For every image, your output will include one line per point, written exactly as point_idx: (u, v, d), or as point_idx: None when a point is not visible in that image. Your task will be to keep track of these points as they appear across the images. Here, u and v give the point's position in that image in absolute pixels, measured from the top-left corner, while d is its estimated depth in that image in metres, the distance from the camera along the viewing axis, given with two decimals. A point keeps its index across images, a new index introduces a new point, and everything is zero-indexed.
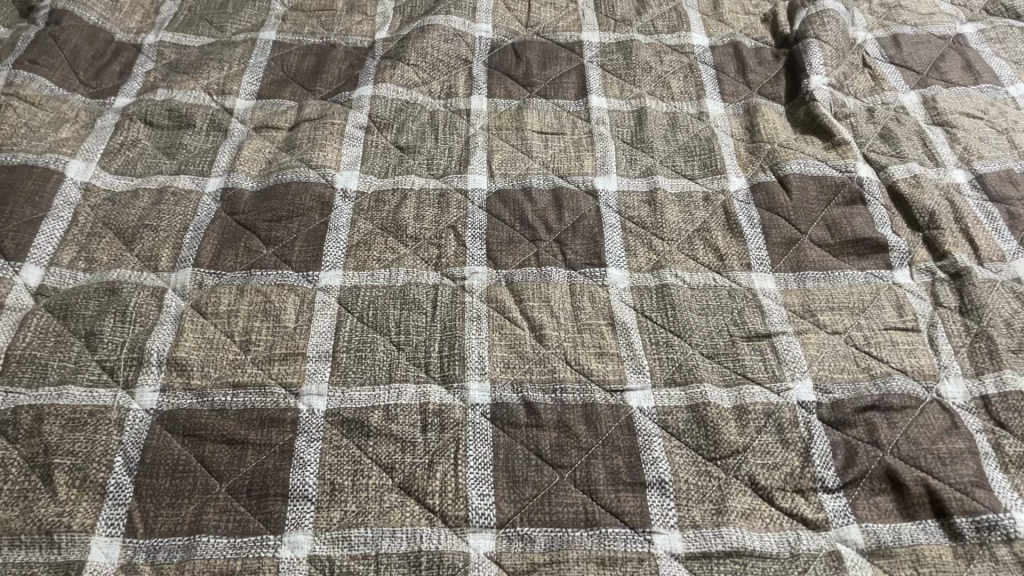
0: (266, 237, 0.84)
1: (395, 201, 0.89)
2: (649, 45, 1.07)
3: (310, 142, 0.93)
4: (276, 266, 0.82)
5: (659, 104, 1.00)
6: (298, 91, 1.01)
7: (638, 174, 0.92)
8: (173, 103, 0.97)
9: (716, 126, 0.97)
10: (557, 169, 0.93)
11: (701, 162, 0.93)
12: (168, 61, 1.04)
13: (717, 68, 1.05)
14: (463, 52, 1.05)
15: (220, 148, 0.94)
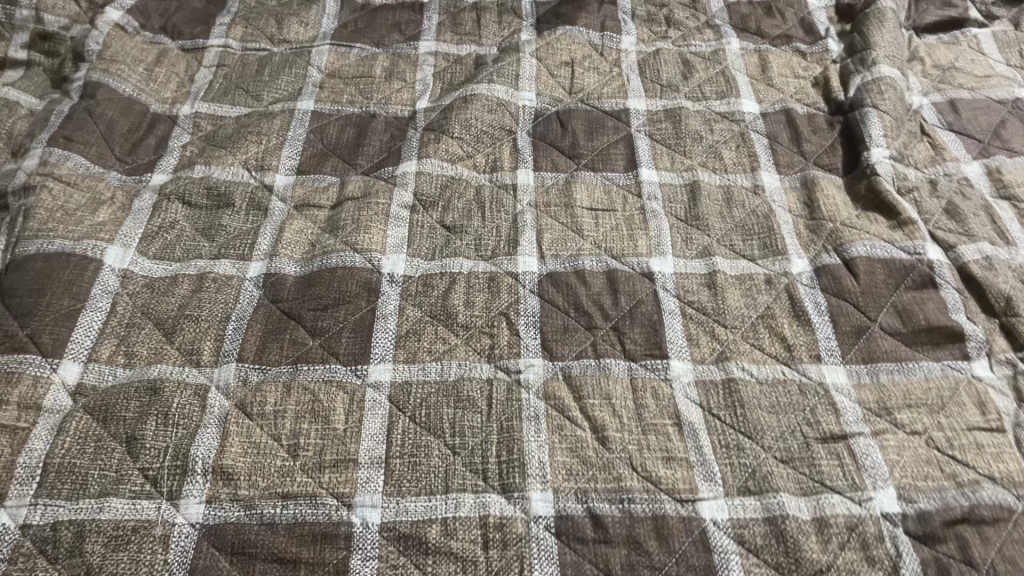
0: (312, 328, 0.81)
1: (444, 286, 0.85)
2: (698, 112, 1.04)
3: (354, 223, 0.90)
4: (323, 360, 0.78)
5: (712, 176, 0.97)
6: (338, 165, 0.98)
7: (695, 254, 0.89)
8: (211, 181, 0.93)
9: (772, 201, 0.94)
10: (609, 249, 0.89)
11: (761, 241, 0.89)
12: (204, 133, 1.01)
13: (770, 137, 1.01)
14: (507, 122, 1.02)
15: (261, 229, 0.91)
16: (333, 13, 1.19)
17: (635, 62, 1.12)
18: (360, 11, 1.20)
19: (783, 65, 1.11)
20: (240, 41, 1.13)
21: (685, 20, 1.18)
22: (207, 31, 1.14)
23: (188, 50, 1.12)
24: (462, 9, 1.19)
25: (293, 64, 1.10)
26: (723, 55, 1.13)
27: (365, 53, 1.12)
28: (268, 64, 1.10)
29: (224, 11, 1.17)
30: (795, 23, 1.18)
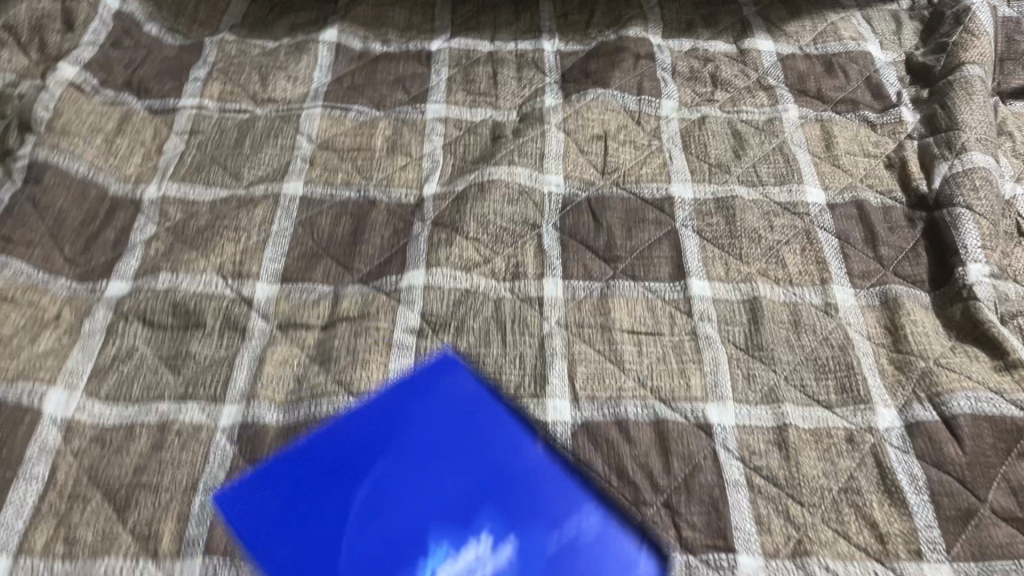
0: (318, 498, 0.67)
1: (474, 444, 0.71)
2: (754, 202, 0.89)
3: (349, 354, 0.74)
4: (335, 551, 0.64)
5: (775, 290, 0.82)
6: (331, 269, 0.82)
7: (760, 398, 0.74)
8: (179, 295, 0.78)
9: (847, 324, 0.79)
10: (657, 390, 0.74)
11: (838, 383, 0.74)
12: (172, 224, 0.85)
13: (840, 237, 0.86)
14: (530, 215, 0.86)
15: (237, 358, 0.75)
16: (326, 64, 1.02)
17: (677, 133, 0.96)
18: (357, 61, 1.03)
19: (850, 139, 0.95)
20: (217, 101, 0.97)
21: (733, 78, 1.02)
22: (178, 87, 0.97)
23: (156, 111, 0.95)
24: (476, 61, 1.03)
25: (278, 131, 0.94)
26: (779, 126, 0.97)
27: (363, 117, 0.96)
28: (250, 132, 0.94)
29: (199, 62, 1.01)
30: (861, 83, 1.02)
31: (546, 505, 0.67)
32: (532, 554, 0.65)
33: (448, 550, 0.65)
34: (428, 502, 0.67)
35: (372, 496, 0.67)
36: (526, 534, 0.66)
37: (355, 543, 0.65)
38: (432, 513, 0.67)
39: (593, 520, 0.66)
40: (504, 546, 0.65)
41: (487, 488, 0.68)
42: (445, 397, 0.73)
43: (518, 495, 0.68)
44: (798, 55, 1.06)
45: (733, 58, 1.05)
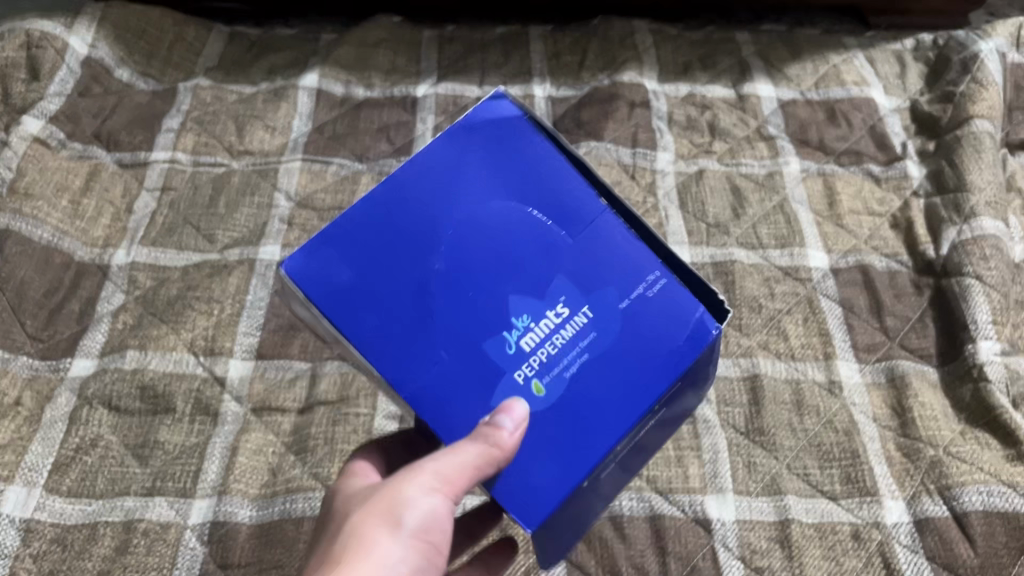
0: (396, 195, 0.51)
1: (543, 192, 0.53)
2: (754, 267, 0.85)
3: (327, 443, 0.70)
4: (418, 299, 0.50)
5: (776, 366, 0.78)
6: (310, 343, 0.78)
7: (762, 490, 0.70)
8: (147, 376, 0.74)
9: (852, 404, 0.75)
10: (653, 480, 0.70)
11: (843, 473, 0.71)
12: (141, 292, 0.80)
13: (844, 306, 0.82)
14: None
15: (208, 447, 0.71)
16: (306, 111, 0.98)
17: (673, 189, 0.92)
18: (339, 108, 0.99)
19: (853, 195, 0.91)
20: (190, 153, 0.92)
21: (732, 127, 0.98)
22: (149, 139, 0.93)
23: (127, 166, 0.91)
24: (463, 108, 0.99)
25: (254, 188, 0.89)
26: (779, 181, 0.93)
27: (344, 172, 0.92)
28: (225, 188, 0.89)
29: (173, 111, 0.96)
30: (864, 132, 0.98)
31: (621, 268, 0.52)
32: (614, 319, 0.51)
33: (524, 297, 0.50)
34: (503, 233, 0.51)
35: (422, 196, 0.51)
36: (583, 236, 0.52)
37: (423, 267, 0.50)
38: (507, 264, 0.51)
39: (662, 276, 0.52)
40: (583, 312, 0.51)
41: (561, 201, 0.52)
42: (509, 127, 0.54)
43: (579, 234, 0.52)
44: (799, 101, 1.01)
45: (731, 104, 1.01)
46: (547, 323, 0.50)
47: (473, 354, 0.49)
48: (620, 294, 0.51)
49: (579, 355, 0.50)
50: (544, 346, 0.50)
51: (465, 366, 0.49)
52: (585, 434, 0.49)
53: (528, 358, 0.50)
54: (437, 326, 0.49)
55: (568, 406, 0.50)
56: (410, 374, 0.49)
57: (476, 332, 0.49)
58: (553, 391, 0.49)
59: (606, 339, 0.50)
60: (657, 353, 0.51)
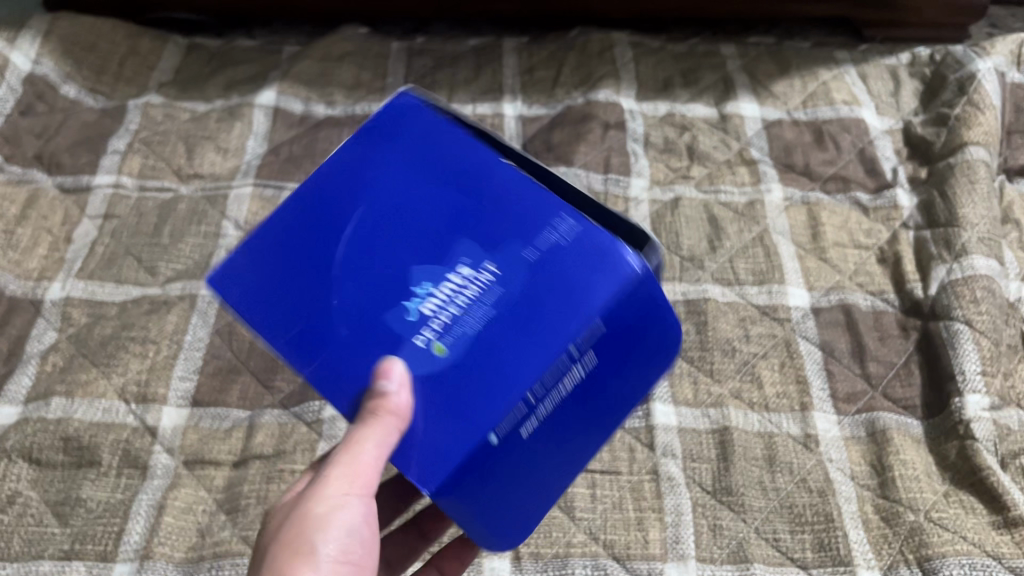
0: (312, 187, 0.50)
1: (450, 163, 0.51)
2: (729, 306, 0.79)
3: (260, 503, 0.66)
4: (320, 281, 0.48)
5: (749, 417, 0.72)
6: (250, 389, 0.73)
7: (728, 556, 0.65)
8: (72, 427, 0.69)
9: (829, 460, 0.70)
10: (610, 545, 0.65)
11: (815, 539, 0.65)
12: (74, 330, 0.76)
13: (825, 349, 0.77)
14: None
15: (134, 505, 0.66)
16: (262, 131, 0.93)
17: (646, 219, 0.86)
18: (297, 127, 0.93)
19: (839, 226, 0.86)
20: (137, 178, 0.87)
21: (712, 150, 0.93)
22: (94, 162, 0.88)
23: (68, 191, 0.86)
24: None
25: (201, 216, 0.84)
26: (761, 210, 0.87)
27: None
28: (170, 215, 0.84)
29: (121, 130, 0.91)
30: (853, 155, 0.92)
31: (525, 215, 0.48)
32: (523, 268, 0.47)
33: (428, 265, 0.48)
34: (410, 211, 0.49)
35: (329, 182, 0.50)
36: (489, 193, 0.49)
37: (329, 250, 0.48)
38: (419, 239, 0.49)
39: (571, 217, 0.48)
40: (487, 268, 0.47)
41: (464, 164, 0.50)
42: (417, 120, 0.52)
43: (483, 199, 0.49)
44: (785, 121, 0.96)
45: (712, 124, 0.96)
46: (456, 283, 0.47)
47: (374, 324, 0.47)
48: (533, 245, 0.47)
49: (483, 310, 0.46)
50: (449, 307, 0.46)
51: (364, 343, 0.46)
52: (487, 391, 0.45)
53: (428, 322, 0.46)
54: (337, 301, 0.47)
55: (474, 366, 0.46)
56: (308, 356, 0.46)
57: (376, 305, 0.47)
58: (457, 351, 0.46)
59: (512, 291, 0.47)
60: (569, 292, 0.46)
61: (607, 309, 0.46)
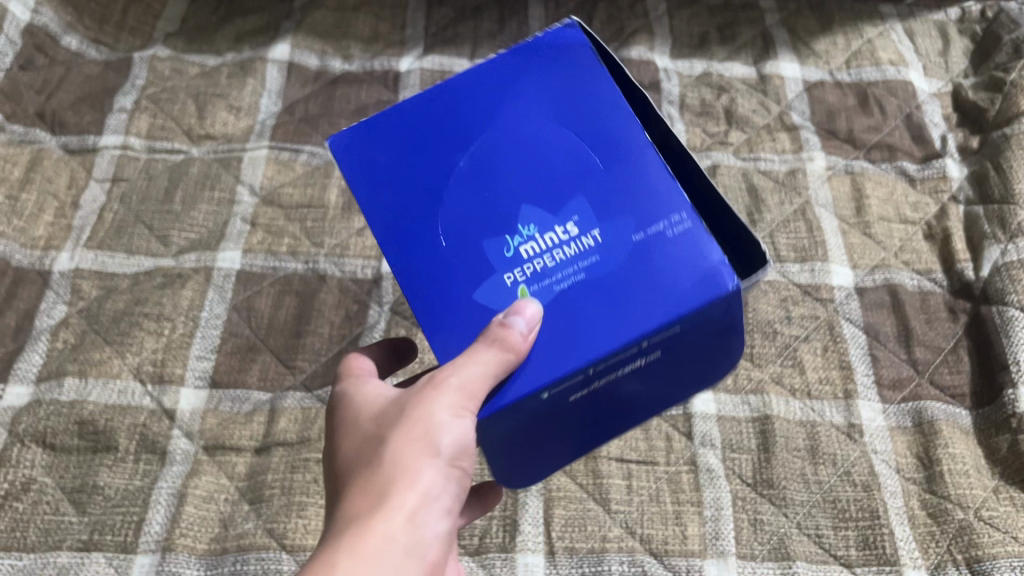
0: (449, 128, 0.44)
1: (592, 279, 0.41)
2: (770, 285, 0.76)
3: (285, 494, 0.63)
4: (470, 246, 0.42)
5: (789, 404, 0.70)
6: (270, 369, 0.70)
7: (769, 553, 0.63)
8: (86, 410, 0.66)
9: (873, 452, 0.67)
10: (647, 540, 0.63)
11: (860, 536, 0.63)
12: (85, 305, 0.72)
13: (869, 333, 0.73)
14: None
15: (153, 495, 0.64)
16: (276, 88, 0.88)
17: None
18: (312, 84, 0.89)
19: (884, 199, 0.82)
20: (145, 138, 0.83)
21: (751, 114, 0.88)
22: (99, 120, 0.83)
23: (73, 151, 0.81)
24: None
25: (215, 180, 0.80)
26: (802, 180, 0.83)
27: (316, 160, 0.83)
28: (182, 180, 0.80)
29: (127, 85, 0.86)
30: (899, 121, 0.87)
31: (658, 201, 0.43)
32: (628, 249, 0.42)
33: (542, 207, 0.43)
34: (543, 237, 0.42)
35: (500, 172, 0.44)
36: (607, 247, 0.42)
37: (473, 241, 0.42)
38: (533, 172, 0.44)
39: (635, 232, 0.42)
40: (592, 232, 0.42)
41: (592, 276, 0.41)
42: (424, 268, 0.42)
43: (619, 165, 0.44)
44: (828, 83, 0.91)
45: (751, 85, 0.91)
46: (557, 247, 0.42)
47: (472, 246, 0.42)
48: (672, 240, 0.42)
49: (576, 275, 0.42)
50: (547, 256, 0.42)
51: (464, 251, 0.42)
52: (590, 332, 0.40)
53: (525, 262, 0.42)
54: (466, 237, 0.43)
55: (553, 325, 0.41)
56: (462, 266, 0.42)
57: (482, 223, 0.43)
58: (540, 300, 0.41)
59: (608, 265, 0.42)
60: (607, 288, 0.41)
61: (638, 287, 0.41)
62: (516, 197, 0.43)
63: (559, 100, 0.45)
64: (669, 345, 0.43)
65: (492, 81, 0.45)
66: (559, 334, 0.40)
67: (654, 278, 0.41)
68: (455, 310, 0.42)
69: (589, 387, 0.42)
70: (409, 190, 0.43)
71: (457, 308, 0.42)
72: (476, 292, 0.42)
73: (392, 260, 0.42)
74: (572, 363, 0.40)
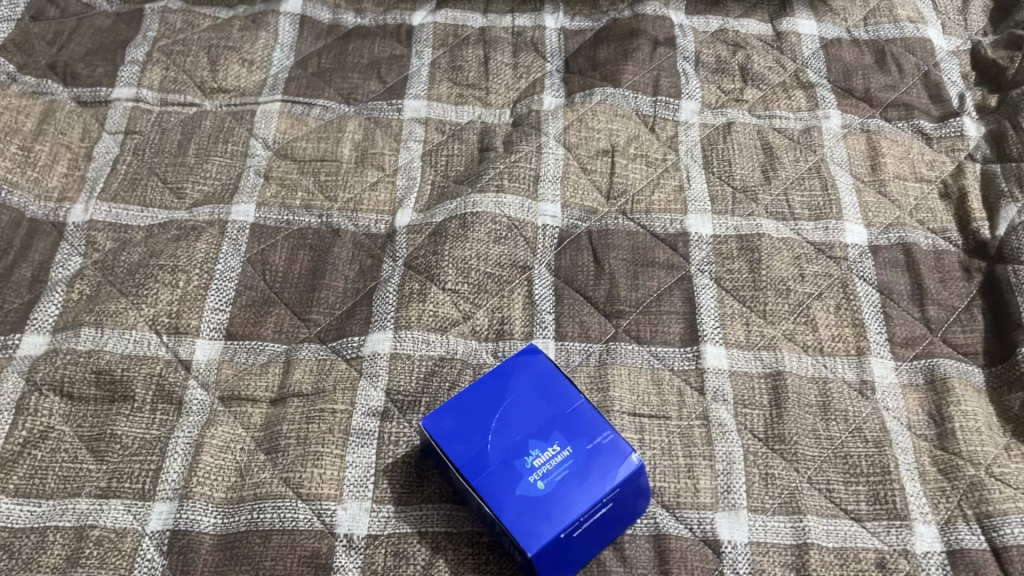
0: (476, 402, 0.62)
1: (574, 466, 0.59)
2: (784, 242, 0.76)
3: (300, 444, 0.64)
4: (500, 460, 0.59)
5: (802, 361, 0.70)
6: (285, 322, 0.70)
7: (780, 506, 0.63)
8: (103, 360, 0.66)
9: (885, 409, 0.68)
10: (660, 493, 0.64)
11: (871, 491, 0.64)
12: (100, 257, 0.72)
13: (883, 291, 0.73)
14: (521, 256, 0.74)
15: (170, 444, 0.64)
16: (288, 42, 0.87)
17: (697, 145, 0.82)
18: (325, 39, 0.88)
19: (900, 157, 0.81)
20: (157, 90, 0.82)
21: (767, 71, 0.87)
22: (111, 72, 0.83)
23: (85, 104, 0.81)
24: (465, 41, 0.89)
25: (228, 134, 0.80)
26: (818, 138, 0.82)
27: (329, 115, 0.82)
28: (195, 133, 0.80)
29: (139, 38, 0.86)
30: (917, 79, 0.86)
31: (594, 420, 0.62)
32: (586, 454, 0.60)
33: (538, 441, 0.60)
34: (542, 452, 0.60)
35: (510, 421, 0.61)
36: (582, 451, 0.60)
37: (499, 466, 0.59)
38: (530, 405, 0.62)
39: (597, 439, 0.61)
40: (566, 450, 0.60)
41: (572, 465, 0.59)
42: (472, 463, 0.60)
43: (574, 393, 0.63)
44: (845, 40, 0.90)
45: (767, 43, 0.90)
46: (548, 459, 0.59)
47: (500, 478, 0.59)
48: (607, 444, 0.61)
49: (564, 463, 0.59)
50: (545, 457, 0.60)
51: (495, 464, 0.59)
52: (578, 482, 0.59)
53: (533, 469, 0.59)
54: (496, 457, 0.60)
55: (555, 485, 0.58)
56: (497, 466, 0.59)
57: (503, 462, 0.59)
58: (544, 483, 0.58)
59: (582, 456, 0.60)
60: (584, 472, 0.59)
61: (602, 484, 0.59)
62: (523, 438, 0.60)
63: (524, 403, 0.62)
64: (624, 501, 0.60)
65: (493, 373, 0.64)
66: (556, 479, 0.59)
67: (607, 462, 0.60)
68: (491, 468, 0.59)
69: (583, 524, 0.58)
70: (457, 438, 0.61)
71: (491, 466, 0.59)
72: (512, 488, 0.58)
73: (449, 447, 0.60)
74: (569, 508, 0.58)
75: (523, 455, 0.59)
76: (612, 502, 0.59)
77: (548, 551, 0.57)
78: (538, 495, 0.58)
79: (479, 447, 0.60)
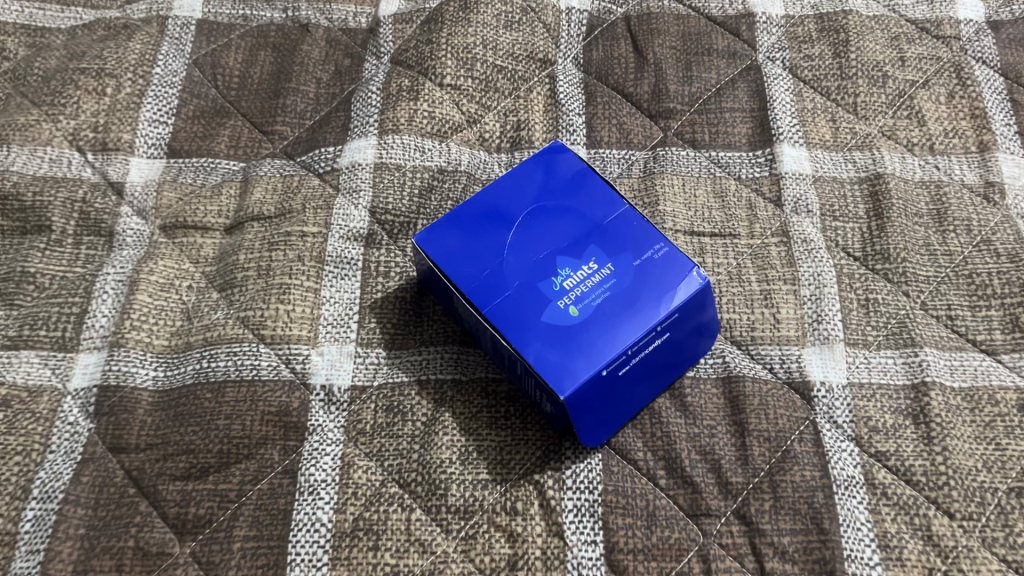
0: (489, 213, 0.47)
1: (618, 290, 0.44)
2: (876, 21, 0.59)
3: (262, 275, 0.50)
4: (521, 281, 0.44)
5: (906, 161, 0.54)
6: (243, 135, 0.55)
7: (887, 339, 0.48)
8: (10, 182, 0.52)
9: (1019, 216, 0.52)
10: (729, 327, 0.49)
11: (1007, 316, 0.49)
12: (9, 65, 0.58)
13: (1008, 75, 0.57)
14: (539, 47, 0.58)
15: (97, 283, 0.50)
16: None
17: None
18: None
19: None
20: None
21: None
22: None
23: None
24: None
25: None
26: None
27: None
28: None
29: None
30: None
31: (643, 232, 0.46)
32: (634, 273, 0.45)
33: (569, 259, 0.45)
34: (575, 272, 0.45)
35: (533, 234, 0.46)
36: (629, 270, 0.45)
37: (519, 288, 0.44)
38: (560, 214, 0.47)
39: (650, 254, 0.46)
40: (608, 270, 0.45)
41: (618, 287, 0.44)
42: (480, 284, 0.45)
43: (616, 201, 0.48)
44: None
45: None
46: (582, 280, 0.44)
47: (520, 304, 0.44)
48: (658, 260, 0.45)
49: (606, 286, 0.44)
50: (579, 278, 0.45)
51: (515, 287, 0.44)
52: (623, 310, 0.44)
53: (565, 292, 0.44)
54: (514, 278, 0.45)
55: (592, 312, 0.44)
56: (517, 288, 0.44)
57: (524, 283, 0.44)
58: (579, 310, 0.44)
59: (629, 277, 0.45)
60: (632, 296, 0.44)
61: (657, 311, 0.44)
62: (549, 255, 0.45)
63: (550, 214, 0.47)
64: (683, 336, 0.45)
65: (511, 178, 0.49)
66: (596, 305, 0.44)
67: (664, 284, 0.45)
68: (509, 292, 0.44)
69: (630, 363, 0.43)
70: (463, 257, 0.46)
71: (506, 288, 0.44)
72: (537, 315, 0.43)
73: (453, 267, 0.45)
74: (614, 340, 0.43)
75: (550, 275, 0.45)
76: (667, 333, 0.44)
77: (586, 395, 0.42)
78: (570, 323, 0.43)
79: (492, 266, 0.45)
